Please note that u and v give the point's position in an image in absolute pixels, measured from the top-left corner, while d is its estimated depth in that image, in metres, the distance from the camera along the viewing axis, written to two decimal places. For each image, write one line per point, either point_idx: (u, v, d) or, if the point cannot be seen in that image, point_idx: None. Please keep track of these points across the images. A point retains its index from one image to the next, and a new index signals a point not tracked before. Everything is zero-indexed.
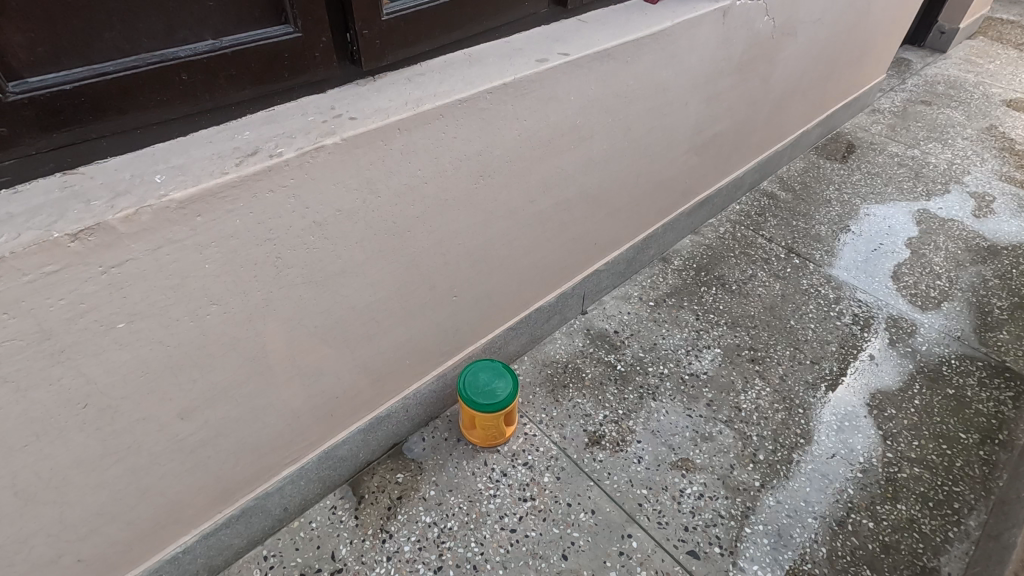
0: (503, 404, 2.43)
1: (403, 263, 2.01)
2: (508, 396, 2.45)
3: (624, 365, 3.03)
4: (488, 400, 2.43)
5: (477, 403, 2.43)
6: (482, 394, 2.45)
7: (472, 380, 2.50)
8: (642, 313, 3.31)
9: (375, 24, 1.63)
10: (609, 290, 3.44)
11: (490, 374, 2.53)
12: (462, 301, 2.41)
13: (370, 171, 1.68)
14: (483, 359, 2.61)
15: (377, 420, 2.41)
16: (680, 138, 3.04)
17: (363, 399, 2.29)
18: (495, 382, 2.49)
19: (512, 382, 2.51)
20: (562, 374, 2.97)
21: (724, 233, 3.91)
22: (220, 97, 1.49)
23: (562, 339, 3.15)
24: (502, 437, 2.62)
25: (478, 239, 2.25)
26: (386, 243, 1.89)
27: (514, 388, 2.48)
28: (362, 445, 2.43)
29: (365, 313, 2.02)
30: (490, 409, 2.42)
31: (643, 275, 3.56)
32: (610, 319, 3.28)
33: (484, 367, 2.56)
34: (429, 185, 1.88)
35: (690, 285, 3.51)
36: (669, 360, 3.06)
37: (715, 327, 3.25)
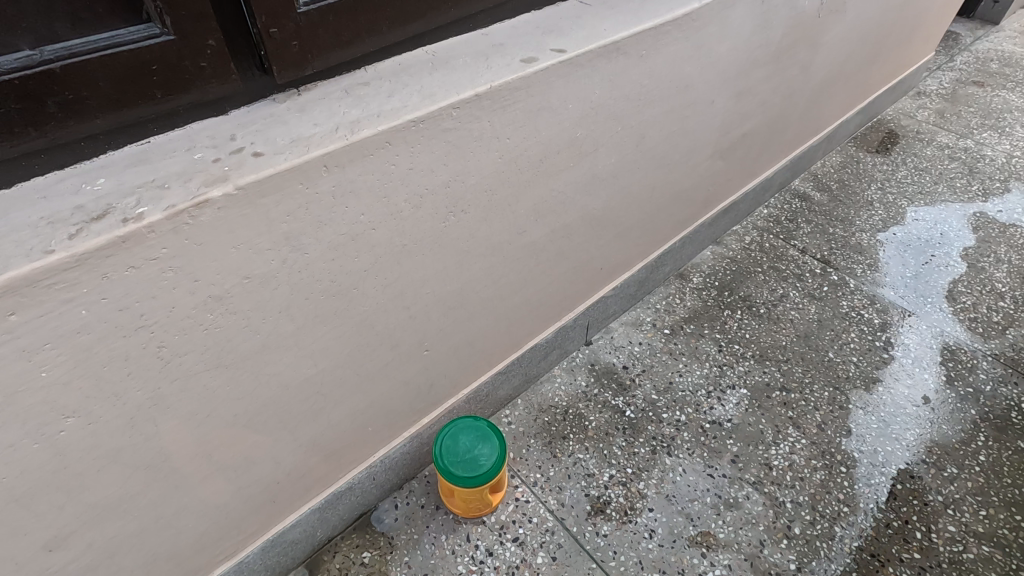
0: (488, 477, 2.02)
1: (352, 327, 1.57)
2: (494, 466, 2.04)
3: (634, 411, 2.60)
4: (470, 471, 2.02)
5: (457, 476, 2.02)
6: (461, 464, 2.04)
7: (449, 445, 2.09)
8: (656, 344, 2.87)
9: (288, 21, 1.16)
10: (618, 315, 2.99)
11: (472, 437, 2.11)
12: (436, 355, 1.97)
13: (288, 223, 1.23)
14: (463, 417, 2.19)
15: (336, 497, 2.01)
16: (704, 141, 2.54)
17: (315, 478, 1.88)
18: (479, 448, 2.08)
19: (499, 447, 2.10)
20: (560, 422, 2.55)
21: (750, 243, 3.42)
22: (55, 130, 1.03)
23: (562, 378, 2.72)
24: (489, 506, 2.22)
25: (453, 285, 1.80)
26: (326, 308, 1.45)
27: (501, 455, 2.07)
28: (319, 524, 2.04)
29: (305, 389, 1.59)
30: (472, 483, 2.00)
31: (657, 296, 3.10)
32: (619, 351, 2.83)
33: (464, 428, 2.14)
34: (378, 231, 1.43)
35: (711, 308, 3.05)
36: (687, 403, 2.62)
37: (740, 361, 2.80)
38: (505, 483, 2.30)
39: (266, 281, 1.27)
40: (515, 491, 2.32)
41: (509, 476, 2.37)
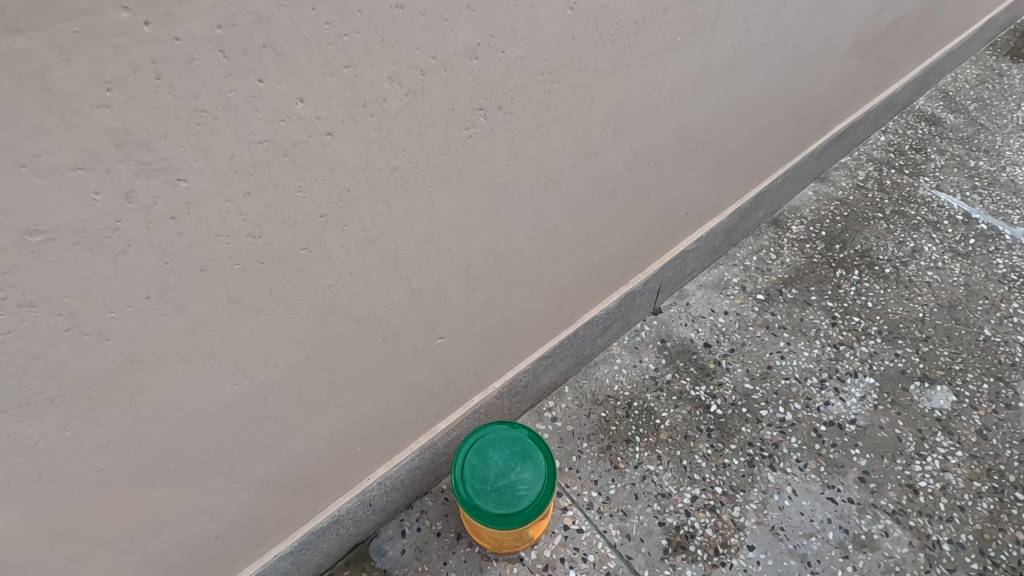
0: (527, 517, 1.41)
1: (306, 306, 0.94)
2: (537, 502, 1.43)
3: (721, 406, 1.94)
4: (502, 507, 1.42)
5: (483, 511, 1.42)
6: (491, 494, 1.43)
7: (476, 464, 1.49)
8: (746, 315, 2.17)
9: None
10: (695, 275, 2.28)
11: (508, 454, 1.50)
12: (456, 342, 1.32)
13: (115, 97, 0.62)
14: (498, 422, 1.57)
15: (319, 535, 1.44)
16: (846, 27, 1.74)
17: (284, 519, 1.30)
18: (515, 470, 1.47)
19: (546, 472, 1.47)
20: (622, 419, 1.91)
21: (865, 181, 2.62)
22: None
23: (624, 359, 2.06)
24: (527, 542, 1.63)
25: (483, 241, 1.13)
26: (246, 268, 0.83)
27: (547, 482, 1.45)
28: (298, 568, 1.49)
29: (240, 407, 0.97)
30: (505, 524, 1.41)
31: (745, 250, 2.36)
32: (697, 323, 2.15)
33: (498, 440, 1.53)
34: (338, 139, 0.81)
35: (819, 266, 2.31)
36: (793, 397, 1.95)
37: (863, 340, 2.09)
38: (551, 508, 1.69)
39: (97, 208, 0.67)
40: (565, 518, 1.72)
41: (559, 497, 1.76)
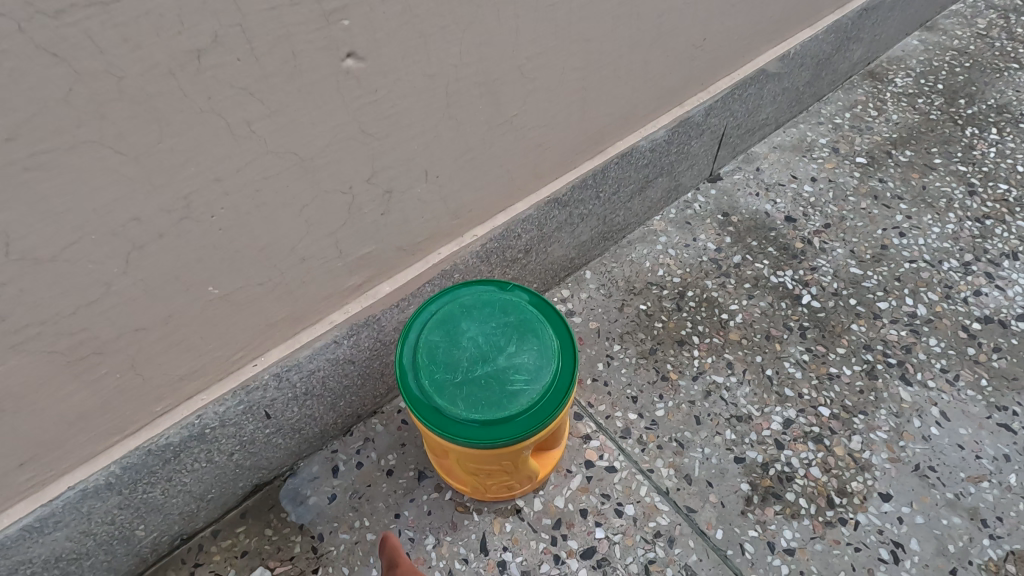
0: (526, 431, 0.79)
1: None
2: (543, 405, 0.80)
3: (817, 296, 1.31)
4: (480, 413, 0.80)
5: (448, 419, 0.80)
6: (464, 390, 0.81)
7: (439, 341, 0.85)
8: (844, 182, 1.52)
9: None
10: (768, 134, 1.63)
11: (494, 328, 0.86)
12: (385, 81, 0.70)
13: None
14: (479, 281, 0.93)
15: (170, 456, 0.85)
16: None
17: (70, 414, 0.71)
18: (504, 352, 0.84)
19: (559, 358, 0.85)
20: (672, 315, 1.29)
21: (988, 29, 1.95)
22: None
23: (671, 237, 1.43)
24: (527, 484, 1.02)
25: None
26: None
27: (560, 373, 0.83)
28: (146, 512, 0.90)
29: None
30: (486, 443, 0.79)
31: (834, 105, 1.71)
32: (772, 191, 1.51)
33: (477, 306, 0.89)
34: None
35: (940, 124, 1.65)
36: (925, 285, 1.31)
37: (1019, 212, 1.44)
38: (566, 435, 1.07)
39: None
40: (589, 451, 1.10)
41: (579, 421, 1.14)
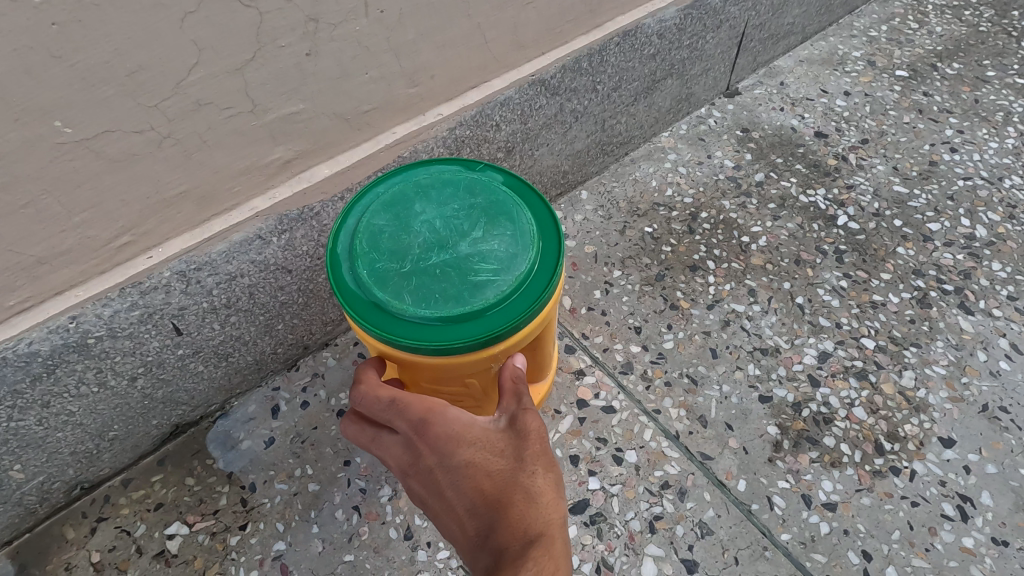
0: (492, 334, 0.59)
1: None
2: (516, 303, 0.60)
3: (855, 218, 1.10)
4: (431, 309, 0.59)
5: (390, 317, 0.60)
6: (413, 281, 0.61)
7: (384, 225, 0.65)
8: (882, 96, 1.31)
9: None
10: (793, 47, 1.42)
11: (456, 211, 0.66)
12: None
13: None
14: (442, 161, 0.73)
15: (38, 370, 0.66)
16: None
17: None
18: (469, 238, 0.64)
19: (539, 249, 0.65)
20: (683, 238, 1.09)
21: None
22: None
23: (682, 154, 1.23)
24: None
25: None
26: None
27: (540, 265, 0.63)
28: (20, 448, 0.72)
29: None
30: (438, 348, 0.59)
31: (869, 18, 1.50)
32: (800, 107, 1.30)
33: (437, 186, 0.69)
34: None
35: (992, 36, 1.44)
36: (984, 205, 1.11)
37: None
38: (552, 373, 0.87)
39: None
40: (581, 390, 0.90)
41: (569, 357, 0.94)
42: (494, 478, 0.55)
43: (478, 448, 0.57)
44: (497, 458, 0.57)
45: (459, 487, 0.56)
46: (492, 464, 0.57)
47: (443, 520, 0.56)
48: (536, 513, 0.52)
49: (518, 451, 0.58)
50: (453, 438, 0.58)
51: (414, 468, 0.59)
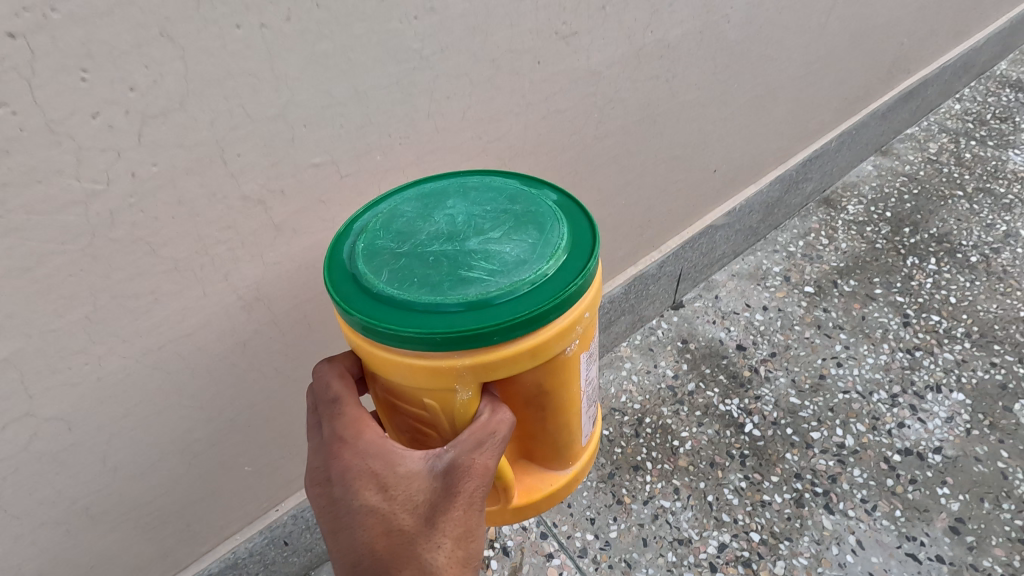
0: (470, 332, 0.64)
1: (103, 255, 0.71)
2: (496, 309, 0.66)
3: (759, 425, 1.50)
4: (407, 298, 0.68)
5: (365, 291, 0.70)
6: (401, 264, 0.72)
7: (418, 209, 0.81)
8: (792, 311, 1.73)
9: None
10: (727, 263, 1.85)
11: (484, 214, 0.80)
12: None
13: None
14: (501, 175, 0.90)
15: None
16: None
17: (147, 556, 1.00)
18: (486, 243, 0.74)
19: (556, 261, 0.72)
20: (631, 441, 1.50)
21: (937, 153, 2.16)
22: None
23: (634, 363, 1.65)
24: (496, 502, 0.89)
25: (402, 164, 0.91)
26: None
27: (535, 281, 0.69)
28: None
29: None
30: (416, 343, 0.65)
31: (789, 233, 1.94)
32: (728, 320, 1.73)
33: (480, 190, 0.85)
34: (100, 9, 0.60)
35: (884, 253, 1.85)
36: (855, 416, 1.50)
37: (947, 344, 1.62)
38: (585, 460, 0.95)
39: None
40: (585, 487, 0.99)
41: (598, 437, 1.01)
42: (407, 540, 0.67)
43: (390, 501, 0.68)
44: (406, 516, 0.67)
45: (360, 533, 0.67)
46: (400, 519, 0.67)
47: (336, 558, 0.68)
48: None
49: (428, 512, 0.67)
50: (371, 480, 0.69)
51: (321, 488, 0.71)
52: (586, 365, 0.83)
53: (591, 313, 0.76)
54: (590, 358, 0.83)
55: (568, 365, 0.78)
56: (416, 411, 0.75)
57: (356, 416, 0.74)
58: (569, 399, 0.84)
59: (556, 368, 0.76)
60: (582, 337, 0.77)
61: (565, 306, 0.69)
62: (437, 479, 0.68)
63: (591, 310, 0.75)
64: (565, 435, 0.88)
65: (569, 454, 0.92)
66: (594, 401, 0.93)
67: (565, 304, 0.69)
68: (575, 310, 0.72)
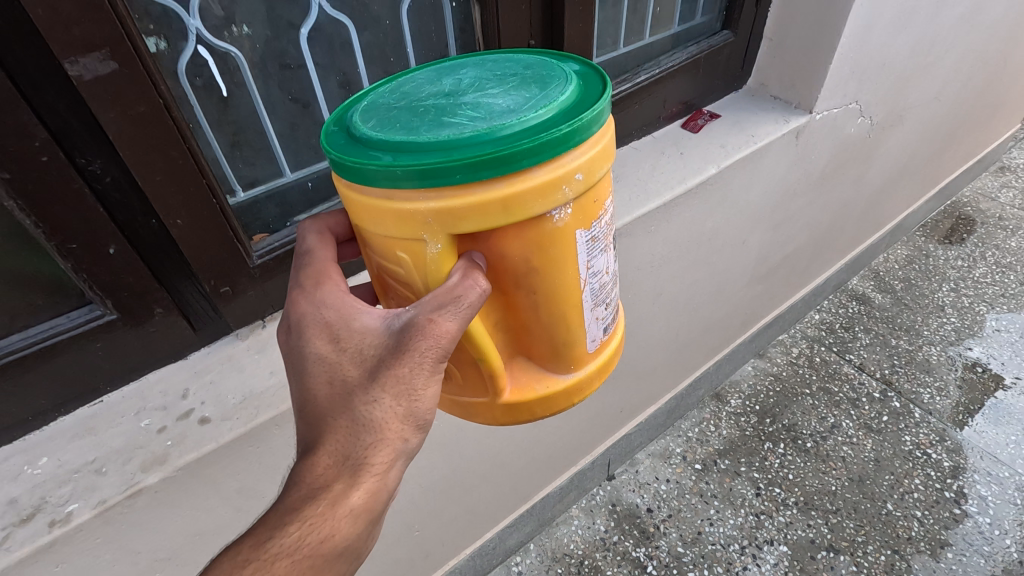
0: (433, 166, 0.67)
1: None
2: (462, 143, 0.69)
3: (656, 566, 2.37)
4: (391, 133, 0.74)
5: (360, 134, 0.76)
6: (394, 116, 0.78)
7: (431, 78, 0.87)
8: (685, 483, 2.64)
9: (214, 266, 1.09)
10: (645, 445, 2.80)
11: (490, 77, 0.84)
12: (441, 545, 1.98)
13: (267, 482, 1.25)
14: (532, 56, 0.94)
15: None
16: (735, 279, 2.32)
17: None
18: (480, 95, 0.78)
19: (541, 107, 0.74)
20: None
21: (797, 357, 3.13)
22: (31, 414, 1.06)
23: (580, 519, 2.57)
24: (484, 396, 0.96)
25: (460, 476, 1.80)
26: None
27: (514, 118, 0.72)
28: None
29: None
30: (386, 187, 0.71)
31: (689, 422, 2.89)
32: (643, 489, 2.64)
33: (498, 63, 0.90)
34: None
35: (750, 439, 2.79)
36: (716, 561, 2.37)
37: (781, 510, 2.52)
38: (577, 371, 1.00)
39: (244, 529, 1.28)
40: (584, 396, 1.05)
41: (609, 348, 1.06)
42: (349, 390, 0.79)
43: (341, 355, 0.81)
44: (351, 369, 0.80)
45: (313, 375, 0.81)
46: (347, 371, 0.80)
47: (296, 396, 0.83)
48: (359, 443, 0.77)
49: (373, 367, 0.78)
50: (328, 330, 0.81)
51: (286, 336, 0.85)
52: (585, 246, 0.85)
53: (585, 175, 0.76)
54: (591, 241, 0.85)
55: (560, 237, 0.81)
56: (397, 274, 0.82)
57: (331, 277, 0.86)
58: (563, 283, 0.87)
59: (541, 237, 0.79)
60: (573, 204, 0.79)
61: (543, 156, 0.70)
62: (391, 336, 0.78)
63: (585, 172, 0.76)
64: (562, 328, 0.93)
65: (568, 359, 0.98)
66: (602, 298, 0.96)
67: (543, 153, 0.70)
68: (555, 168, 0.73)
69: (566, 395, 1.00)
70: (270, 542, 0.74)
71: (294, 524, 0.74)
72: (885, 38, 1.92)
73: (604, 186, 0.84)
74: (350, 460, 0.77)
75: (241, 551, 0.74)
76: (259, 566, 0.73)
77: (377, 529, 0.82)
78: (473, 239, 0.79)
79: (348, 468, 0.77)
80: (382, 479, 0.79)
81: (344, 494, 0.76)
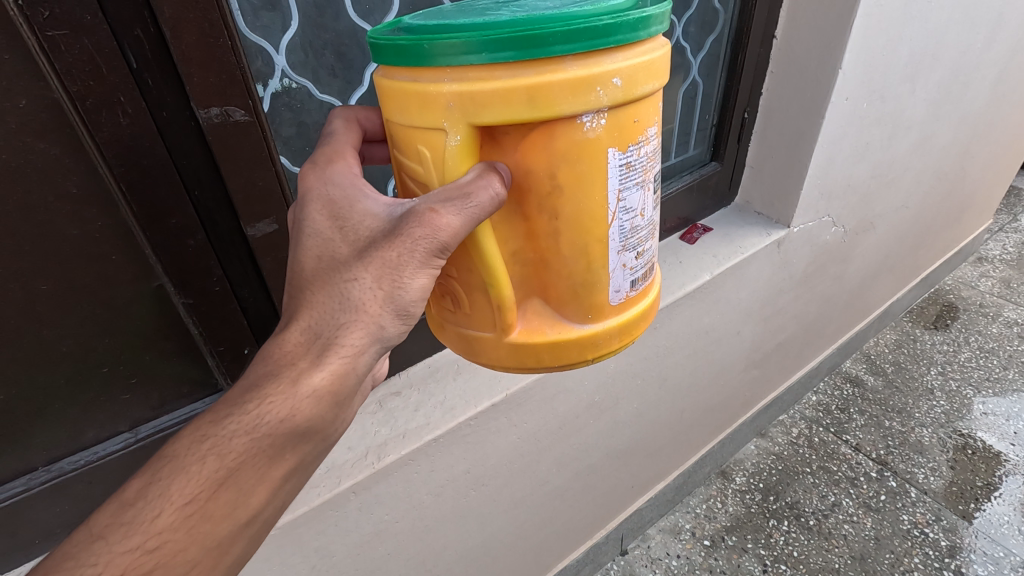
0: (466, 42, 0.73)
1: None
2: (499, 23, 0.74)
3: None
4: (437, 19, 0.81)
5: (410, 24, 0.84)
6: (445, 15, 0.85)
7: None
8: (695, 559, 2.77)
9: None
10: (656, 520, 2.96)
11: None
12: None
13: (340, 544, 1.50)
14: None
15: None
16: (733, 363, 2.59)
17: None
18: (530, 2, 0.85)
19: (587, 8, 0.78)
20: None
21: (796, 436, 3.34)
22: None
23: None
24: (493, 331, 1.00)
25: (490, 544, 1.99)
26: None
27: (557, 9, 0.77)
28: None
29: None
30: (419, 64, 0.78)
31: (697, 498, 3.06)
32: (656, 564, 2.78)
33: None
34: (426, 540, 1.73)
35: (756, 515, 2.94)
36: None
37: None
38: (593, 324, 1.02)
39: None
40: (600, 355, 1.06)
41: (635, 309, 1.06)
42: (338, 264, 0.87)
43: (339, 235, 0.89)
44: (342, 247, 0.88)
45: (307, 250, 0.91)
46: (339, 249, 0.89)
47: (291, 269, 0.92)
48: (326, 320, 0.86)
49: (371, 245, 0.85)
50: (336, 209, 0.90)
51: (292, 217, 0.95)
52: (616, 170, 0.89)
53: (622, 82, 0.80)
54: (624, 165, 0.89)
55: (591, 152, 0.85)
56: (416, 167, 0.89)
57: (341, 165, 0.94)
58: (589, 208, 0.90)
59: (571, 145, 0.83)
60: (608, 114, 0.83)
61: (577, 47, 0.75)
62: (391, 220, 0.86)
63: (622, 78, 0.80)
64: (584, 266, 0.96)
65: (587, 306, 0.99)
66: (633, 243, 0.98)
67: (578, 43, 0.74)
68: (588, 65, 0.77)
69: (578, 347, 1.02)
70: (227, 420, 0.82)
71: (253, 401, 0.83)
72: (846, 166, 2.30)
73: (644, 108, 0.88)
74: (321, 339, 0.86)
75: (202, 427, 0.83)
76: (216, 441, 0.82)
77: (342, 409, 0.90)
78: (499, 143, 0.85)
79: (314, 347, 0.85)
80: (350, 360, 0.87)
81: (307, 372, 0.84)
